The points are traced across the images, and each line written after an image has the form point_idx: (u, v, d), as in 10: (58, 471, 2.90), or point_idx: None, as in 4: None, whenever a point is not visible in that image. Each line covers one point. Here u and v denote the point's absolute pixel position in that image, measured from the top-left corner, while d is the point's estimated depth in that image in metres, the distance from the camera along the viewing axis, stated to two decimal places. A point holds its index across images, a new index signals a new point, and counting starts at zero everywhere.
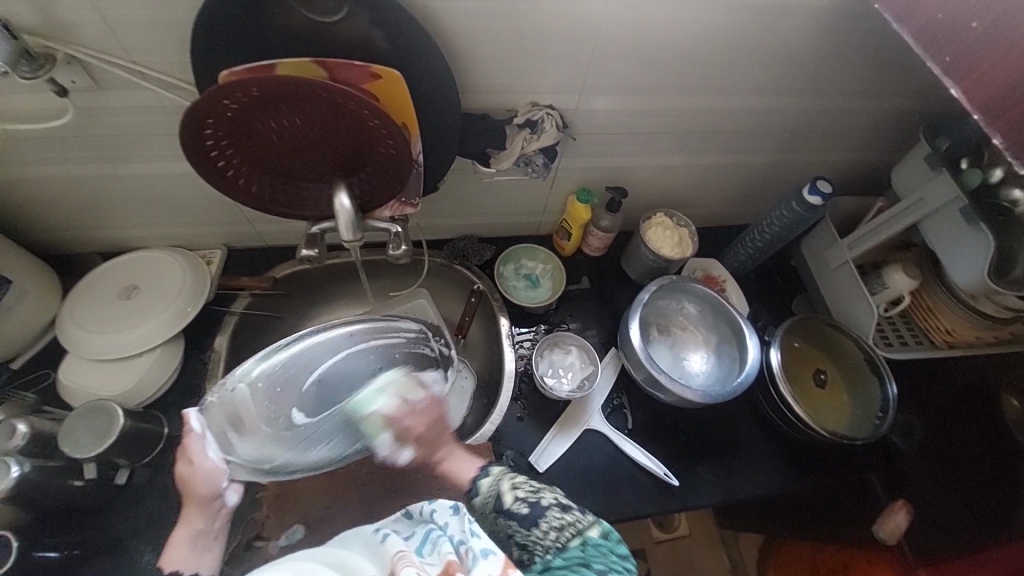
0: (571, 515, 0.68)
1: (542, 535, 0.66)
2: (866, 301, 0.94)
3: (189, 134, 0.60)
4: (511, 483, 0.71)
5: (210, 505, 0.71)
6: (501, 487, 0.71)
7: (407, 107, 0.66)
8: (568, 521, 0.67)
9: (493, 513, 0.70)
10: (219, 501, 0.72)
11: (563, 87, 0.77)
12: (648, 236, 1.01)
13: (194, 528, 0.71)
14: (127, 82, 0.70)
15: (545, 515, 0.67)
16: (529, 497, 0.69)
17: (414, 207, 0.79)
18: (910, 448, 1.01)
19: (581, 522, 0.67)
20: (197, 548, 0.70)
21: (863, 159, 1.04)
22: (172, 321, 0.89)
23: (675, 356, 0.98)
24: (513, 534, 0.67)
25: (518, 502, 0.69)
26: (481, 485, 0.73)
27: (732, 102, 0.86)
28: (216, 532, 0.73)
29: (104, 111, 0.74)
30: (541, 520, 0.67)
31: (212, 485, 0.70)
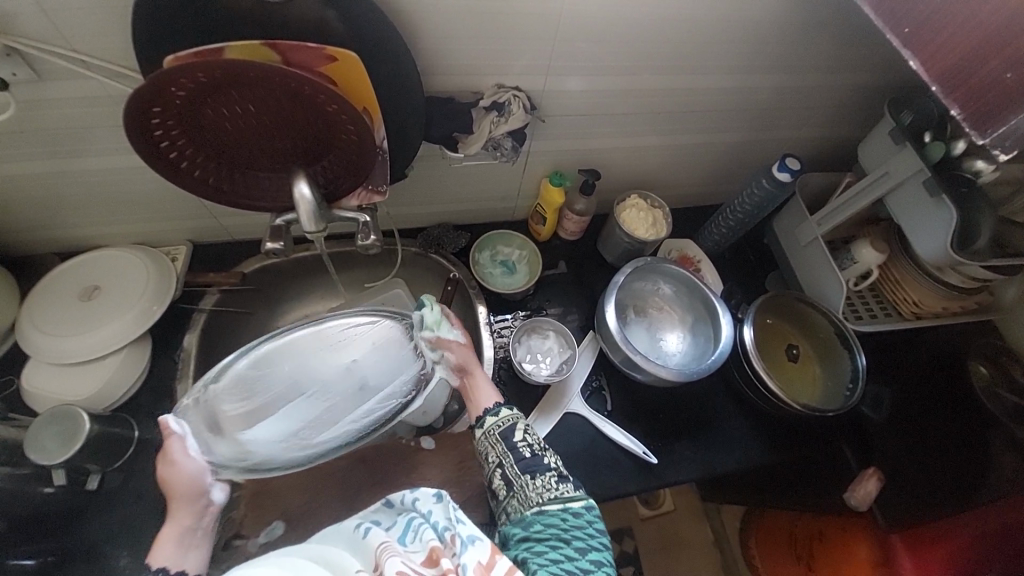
0: (563, 483, 0.72)
1: (530, 487, 0.71)
2: (836, 276, 0.96)
3: (135, 124, 0.57)
4: (527, 424, 0.77)
5: (197, 502, 0.69)
6: (517, 424, 0.76)
7: (366, 91, 0.64)
8: (556, 489, 0.71)
9: (497, 440, 0.75)
10: (206, 498, 0.70)
11: (529, 68, 0.75)
12: (623, 218, 1.01)
13: (180, 526, 0.67)
14: (71, 72, 0.67)
15: (541, 471, 0.72)
16: (536, 447, 0.74)
17: (382, 195, 0.77)
18: (881, 418, 1.03)
19: (568, 492, 0.70)
20: (181, 546, 0.66)
21: (832, 135, 1.05)
22: (138, 321, 0.86)
23: (652, 336, 0.98)
24: (507, 468, 0.73)
25: (524, 444, 0.74)
26: (501, 410, 0.77)
27: (702, 80, 0.85)
28: (200, 526, 0.69)
29: (48, 103, 0.70)
30: (537, 473, 0.72)
31: (195, 481, 0.69)
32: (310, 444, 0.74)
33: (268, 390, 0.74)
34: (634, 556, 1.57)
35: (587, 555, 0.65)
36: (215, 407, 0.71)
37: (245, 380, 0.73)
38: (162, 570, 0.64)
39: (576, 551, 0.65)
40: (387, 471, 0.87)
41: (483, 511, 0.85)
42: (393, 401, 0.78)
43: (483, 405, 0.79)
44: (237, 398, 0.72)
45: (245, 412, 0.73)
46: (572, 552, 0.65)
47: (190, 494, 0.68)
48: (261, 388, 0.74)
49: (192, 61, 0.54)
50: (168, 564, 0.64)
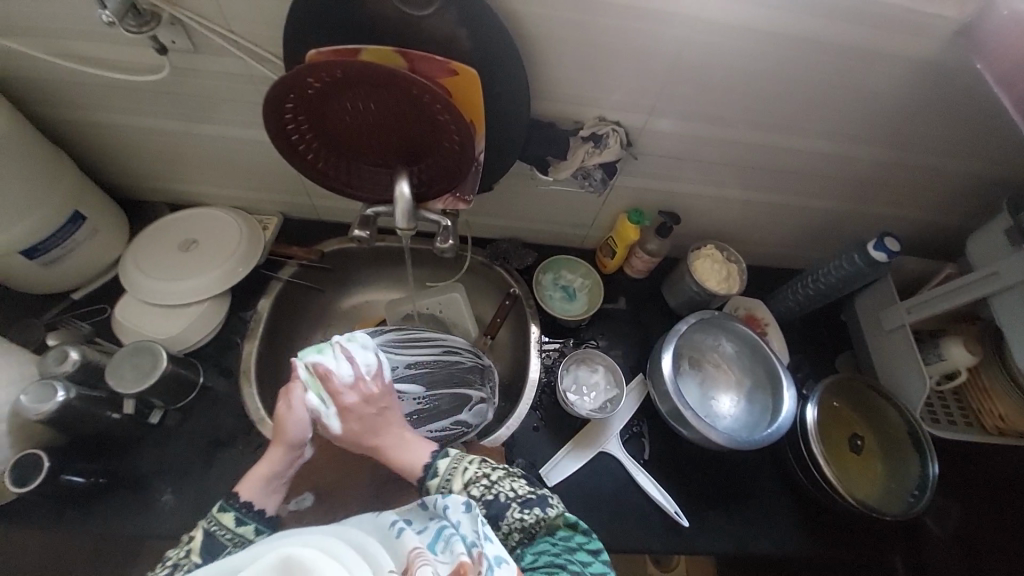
0: (530, 511, 0.65)
1: (508, 537, 0.65)
2: (919, 371, 0.89)
3: (271, 108, 0.63)
4: (463, 472, 0.68)
5: (292, 451, 0.71)
6: (455, 479, 0.68)
7: (476, 105, 0.67)
8: (528, 519, 0.65)
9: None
10: (299, 450, 0.71)
11: (633, 106, 0.76)
12: (695, 266, 0.99)
13: (274, 469, 0.69)
14: (221, 49, 0.75)
15: (505, 517, 0.65)
16: (481, 497, 0.65)
17: (466, 204, 0.81)
18: (943, 535, 0.94)
19: (544, 518, 0.65)
20: (268, 489, 0.69)
21: (936, 220, 0.99)
22: (224, 278, 0.94)
23: (705, 394, 0.95)
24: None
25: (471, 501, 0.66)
26: (431, 472, 0.69)
27: (805, 143, 0.83)
28: (283, 477, 0.71)
29: (194, 72, 0.79)
30: (500, 521, 0.65)
31: (302, 432, 0.70)
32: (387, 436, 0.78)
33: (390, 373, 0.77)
34: None
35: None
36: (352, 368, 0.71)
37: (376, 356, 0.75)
38: (247, 505, 0.66)
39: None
40: None
41: None
42: (459, 427, 0.86)
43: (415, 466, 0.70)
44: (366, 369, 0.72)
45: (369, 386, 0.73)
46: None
47: (293, 443, 0.70)
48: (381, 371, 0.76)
49: (334, 58, 0.59)
50: (251, 500, 0.67)
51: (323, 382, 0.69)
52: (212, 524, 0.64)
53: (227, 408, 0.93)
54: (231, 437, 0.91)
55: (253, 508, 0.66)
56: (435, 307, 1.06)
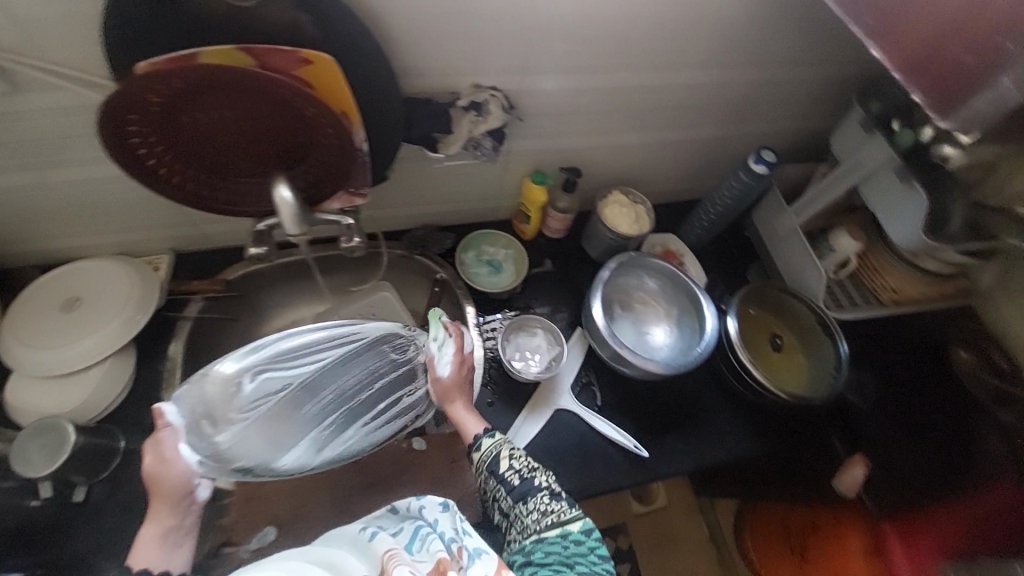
0: (558, 504, 0.74)
1: (525, 513, 0.74)
2: (815, 266, 0.98)
3: (114, 131, 0.59)
4: (511, 450, 0.79)
5: (182, 501, 0.69)
6: (500, 452, 0.78)
7: (342, 94, 0.64)
8: (553, 510, 0.73)
9: (487, 474, 0.78)
10: (192, 497, 0.70)
11: (507, 68, 0.76)
12: (606, 215, 1.02)
13: (166, 524, 0.68)
14: (45, 82, 0.67)
15: (534, 496, 0.75)
16: (524, 472, 0.77)
17: (363, 198, 0.76)
18: (866, 405, 1.04)
19: (565, 513, 0.73)
20: (168, 546, 0.69)
21: (806, 128, 1.07)
22: (122, 331, 0.85)
23: (638, 331, 0.99)
24: (501, 501, 0.76)
25: (512, 473, 0.77)
26: (482, 442, 0.80)
27: (676, 76, 0.87)
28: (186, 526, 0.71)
29: (23, 114, 0.70)
30: (529, 498, 0.74)
31: (184, 483, 0.68)
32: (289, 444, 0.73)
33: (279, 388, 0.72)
34: (630, 551, 1.60)
35: None
36: (222, 408, 0.67)
37: (259, 380, 0.70)
38: (145, 570, 0.67)
39: None
40: (379, 474, 0.87)
41: (476, 510, 0.85)
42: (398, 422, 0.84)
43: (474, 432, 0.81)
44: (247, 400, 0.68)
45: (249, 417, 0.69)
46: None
47: (178, 495, 0.68)
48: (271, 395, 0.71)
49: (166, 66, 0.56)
50: (149, 566, 0.67)
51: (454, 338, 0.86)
52: None
53: None
54: None
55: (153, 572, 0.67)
56: (366, 310, 1.03)
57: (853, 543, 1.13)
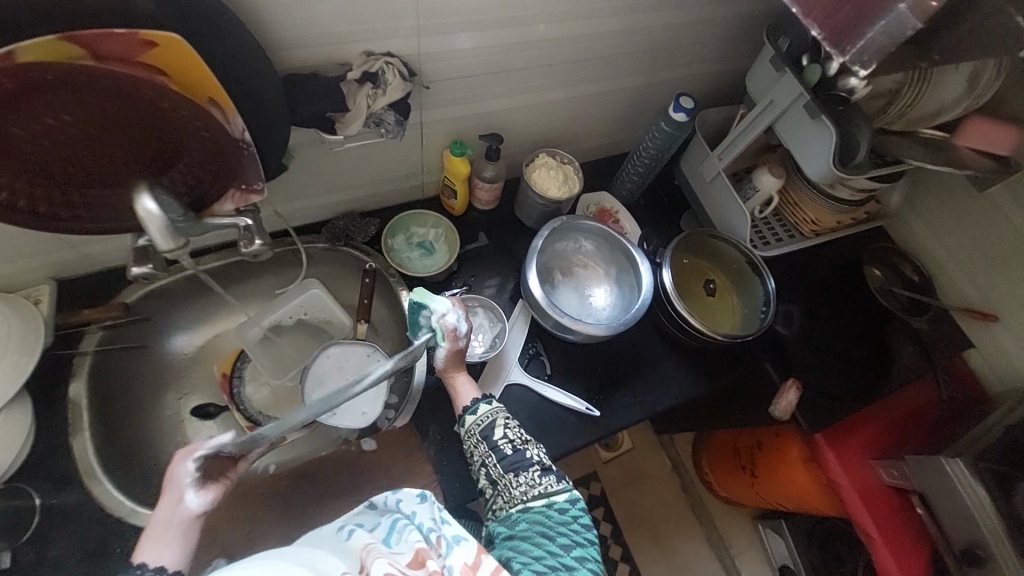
0: (547, 477, 0.74)
1: (513, 484, 0.73)
2: (739, 209, 1.00)
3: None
4: (505, 419, 0.77)
5: (180, 488, 0.61)
6: (495, 421, 0.77)
7: (206, 78, 0.54)
8: (541, 484, 0.73)
9: (479, 439, 0.76)
10: (186, 491, 0.61)
11: (399, 29, 0.68)
12: (533, 180, 0.98)
13: (163, 516, 0.60)
14: None
15: (526, 469, 0.74)
16: (517, 443, 0.75)
17: (259, 194, 0.66)
18: (791, 333, 1.10)
19: (552, 486, 0.73)
20: (169, 538, 0.59)
21: (724, 69, 1.06)
22: (9, 377, 0.75)
23: (580, 295, 0.99)
24: (491, 468, 0.75)
25: (505, 443, 0.75)
26: (479, 406, 0.78)
27: (584, 25, 0.82)
28: (170, 521, 0.60)
29: None
30: (521, 471, 0.73)
31: (180, 471, 0.61)
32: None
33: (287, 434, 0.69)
34: (603, 496, 1.68)
35: (572, 551, 0.67)
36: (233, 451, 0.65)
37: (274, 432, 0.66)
38: (142, 565, 0.56)
39: (560, 548, 0.67)
40: (332, 481, 0.83)
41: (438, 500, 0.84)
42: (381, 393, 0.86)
43: (469, 397, 0.80)
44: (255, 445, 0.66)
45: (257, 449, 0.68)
46: (556, 549, 0.67)
47: (174, 486, 0.61)
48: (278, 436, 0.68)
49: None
50: (147, 559, 0.57)
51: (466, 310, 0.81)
52: None
53: (84, 521, 0.77)
54: (101, 550, 0.75)
55: (149, 566, 0.56)
56: (299, 311, 0.97)
57: (793, 454, 1.19)
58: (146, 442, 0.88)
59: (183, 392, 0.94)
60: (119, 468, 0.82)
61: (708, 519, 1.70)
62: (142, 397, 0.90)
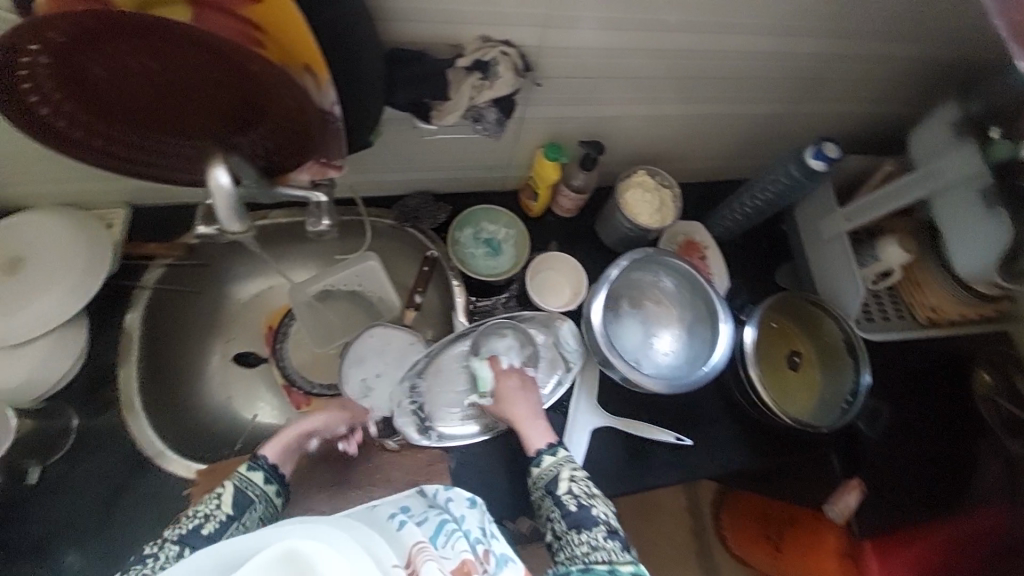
0: (612, 543, 0.66)
1: (575, 542, 0.67)
2: (853, 278, 0.87)
3: (5, 90, 0.48)
4: (572, 471, 0.72)
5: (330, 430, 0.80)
6: (561, 472, 0.72)
7: (305, 41, 0.48)
8: (604, 548, 0.66)
9: (544, 492, 0.72)
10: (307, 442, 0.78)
11: (525, 16, 0.59)
12: (625, 201, 0.88)
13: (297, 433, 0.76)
14: None
15: (589, 528, 0.67)
16: (582, 499, 0.69)
17: (338, 169, 0.61)
18: (873, 433, 0.96)
19: (616, 555, 0.65)
20: (290, 451, 0.75)
21: (877, 113, 0.90)
22: (77, 292, 0.75)
23: (647, 336, 0.88)
24: (555, 522, 0.70)
25: (569, 497, 0.69)
26: (542, 458, 0.74)
27: (728, 41, 0.71)
28: (296, 446, 0.76)
29: None
30: (584, 528, 0.67)
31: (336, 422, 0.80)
32: (404, 330, 0.89)
33: (466, 417, 0.83)
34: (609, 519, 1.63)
35: None
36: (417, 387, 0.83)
37: (441, 372, 0.84)
38: (262, 460, 0.71)
39: None
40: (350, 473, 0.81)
41: None
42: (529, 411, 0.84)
43: (537, 446, 0.75)
44: (434, 387, 0.84)
45: (430, 398, 0.83)
46: None
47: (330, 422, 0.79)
48: (445, 387, 0.84)
49: (54, 11, 0.44)
50: (274, 456, 0.72)
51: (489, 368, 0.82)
52: (242, 482, 0.69)
53: (117, 451, 0.78)
54: (127, 483, 0.77)
55: (267, 462, 0.71)
56: (353, 281, 0.93)
57: None
58: (185, 383, 0.89)
59: (231, 337, 0.94)
60: (157, 405, 0.83)
61: (711, 568, 1.62)
62: (190, 336, 0.90)
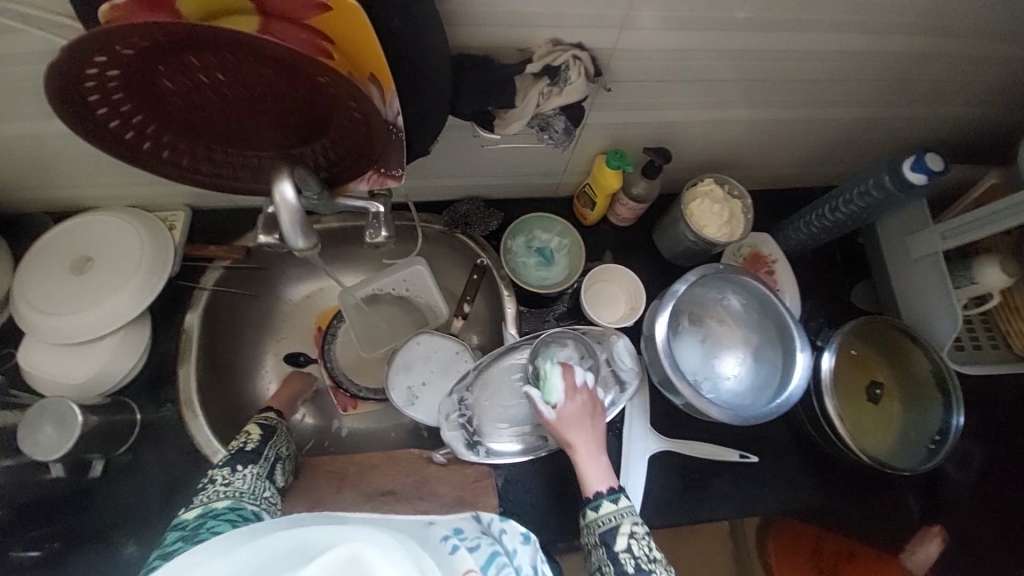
0: None
1: None
2: (948, 304, 0.78)
3: (75, 107, 0.46)
4: (632, 527, 0.64)
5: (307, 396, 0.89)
6: (620, 525, 0.64)
7: (375, 53, 0.46)
8: None
9: (598, 541, 0.65)
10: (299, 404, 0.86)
11: (599, 18, 0.55)
12: (690, 212, 0.82)
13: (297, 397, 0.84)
14: (23, 21, 0.54)
15: None
16: (642, 562, 0.62)
17: (397, 180, 0.59)
18: (961, 477, 0.88)
19: None
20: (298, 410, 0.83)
21: (980, 117, 0.81)
22: (139, 294, 0.77)
23: (711, 359, 0.82)
24: None
25: (628, 557, 0.63)
26: (602, 503, 0.66)
27: (821, 40, 0.64)
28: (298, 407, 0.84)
29: (14, 60, 0.59)
30: None
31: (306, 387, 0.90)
32: (451, 339, 0.88)
33: (514, 433, 0.80)
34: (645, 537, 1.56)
35: None
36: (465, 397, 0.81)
37: (491, 383, 0.81)
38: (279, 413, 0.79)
39: None
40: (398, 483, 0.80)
41: None
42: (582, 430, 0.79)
43: (595, 487, 0.67)
44: (482, 399, 0.81)
45: (478, 410, 0.81)
46: None
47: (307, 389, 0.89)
48: (494, 399, 0.81)
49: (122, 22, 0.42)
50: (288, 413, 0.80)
51: (561, 378, 0.72)
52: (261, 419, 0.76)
53: (177, 447, 0.81)
54: (186, 479, 0.79)
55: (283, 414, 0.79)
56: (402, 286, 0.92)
57: None
58: (239, 383, 0.90)
59: (281, 338, 0.95)
60: (213, 405, 0.85)
61: None
62: (244, 337, 0.91)
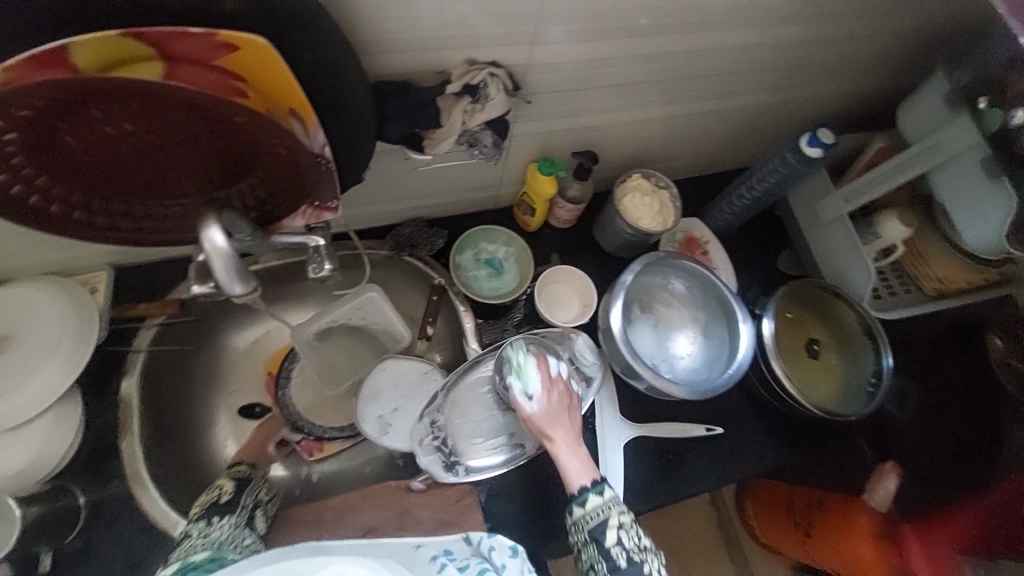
0: None
1: None
2: (860, 260, 0.86)
3: None
4: (620, 517, 0.66)
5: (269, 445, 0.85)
6: (608, 518, 0.65)
7: (290, 88, 0.47)
8: None
9: (589, 537, 0.66)
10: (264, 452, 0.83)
11: (509, 35, 0.58)
12: (624, 206, 0.86)
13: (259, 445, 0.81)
14: None
15: None
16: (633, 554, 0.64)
17: (333, 212, 0.58)
18: (902, 415, 0.97)
19: None
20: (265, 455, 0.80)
21: (859, 92, 0.91)
22: (65, 367, 0.71)
23: (666, 342, 0.86)
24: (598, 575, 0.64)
25: (620, 551, 0.64)
26: (588, 498, 0.66)
27: (714, 37, 0.70)
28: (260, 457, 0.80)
29: None
30: None
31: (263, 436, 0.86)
32: (414, 360, 0.86)
33: (490, 445, 0.79)
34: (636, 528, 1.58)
35: None
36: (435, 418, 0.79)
37: (458, 400, 0.80)
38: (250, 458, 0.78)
39: None
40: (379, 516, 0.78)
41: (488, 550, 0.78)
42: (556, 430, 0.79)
43: (578, 481, 0.67)
44: (452, 418, 0.80)
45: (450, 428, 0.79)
46: None
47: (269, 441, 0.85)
48: (464, 415, 0.80)
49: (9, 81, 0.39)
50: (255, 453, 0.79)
51: (536, 371, 0.71)
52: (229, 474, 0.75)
53: (132, 524, 0.75)
54: (147, 557, 0.74)
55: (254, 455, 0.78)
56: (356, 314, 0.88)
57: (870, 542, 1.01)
58: (193, 444, 0.85)
59: (231, 390, 0.90)
60: (166, 472, 0.79)
61: None
62: (190, 395, 0.86)
